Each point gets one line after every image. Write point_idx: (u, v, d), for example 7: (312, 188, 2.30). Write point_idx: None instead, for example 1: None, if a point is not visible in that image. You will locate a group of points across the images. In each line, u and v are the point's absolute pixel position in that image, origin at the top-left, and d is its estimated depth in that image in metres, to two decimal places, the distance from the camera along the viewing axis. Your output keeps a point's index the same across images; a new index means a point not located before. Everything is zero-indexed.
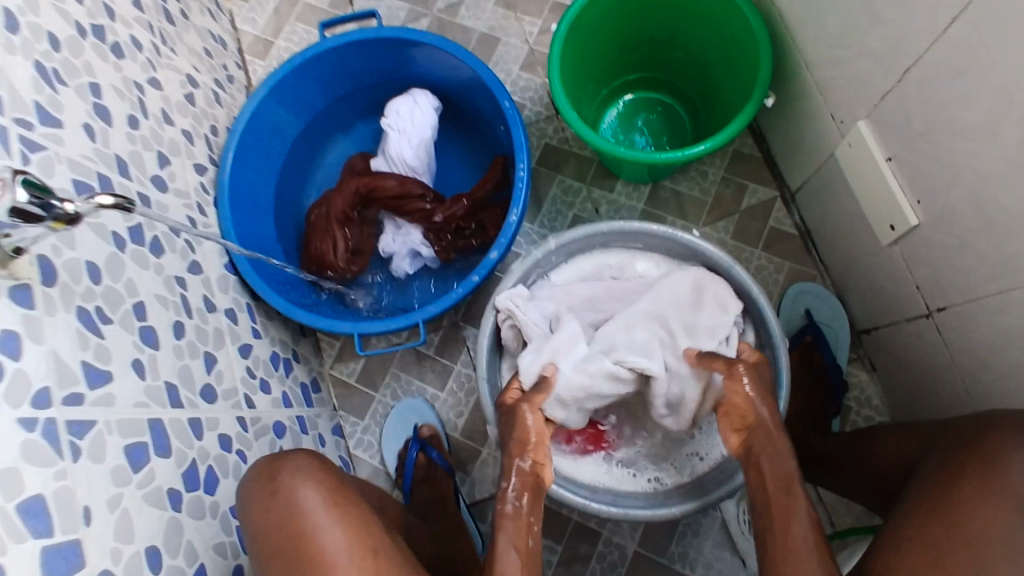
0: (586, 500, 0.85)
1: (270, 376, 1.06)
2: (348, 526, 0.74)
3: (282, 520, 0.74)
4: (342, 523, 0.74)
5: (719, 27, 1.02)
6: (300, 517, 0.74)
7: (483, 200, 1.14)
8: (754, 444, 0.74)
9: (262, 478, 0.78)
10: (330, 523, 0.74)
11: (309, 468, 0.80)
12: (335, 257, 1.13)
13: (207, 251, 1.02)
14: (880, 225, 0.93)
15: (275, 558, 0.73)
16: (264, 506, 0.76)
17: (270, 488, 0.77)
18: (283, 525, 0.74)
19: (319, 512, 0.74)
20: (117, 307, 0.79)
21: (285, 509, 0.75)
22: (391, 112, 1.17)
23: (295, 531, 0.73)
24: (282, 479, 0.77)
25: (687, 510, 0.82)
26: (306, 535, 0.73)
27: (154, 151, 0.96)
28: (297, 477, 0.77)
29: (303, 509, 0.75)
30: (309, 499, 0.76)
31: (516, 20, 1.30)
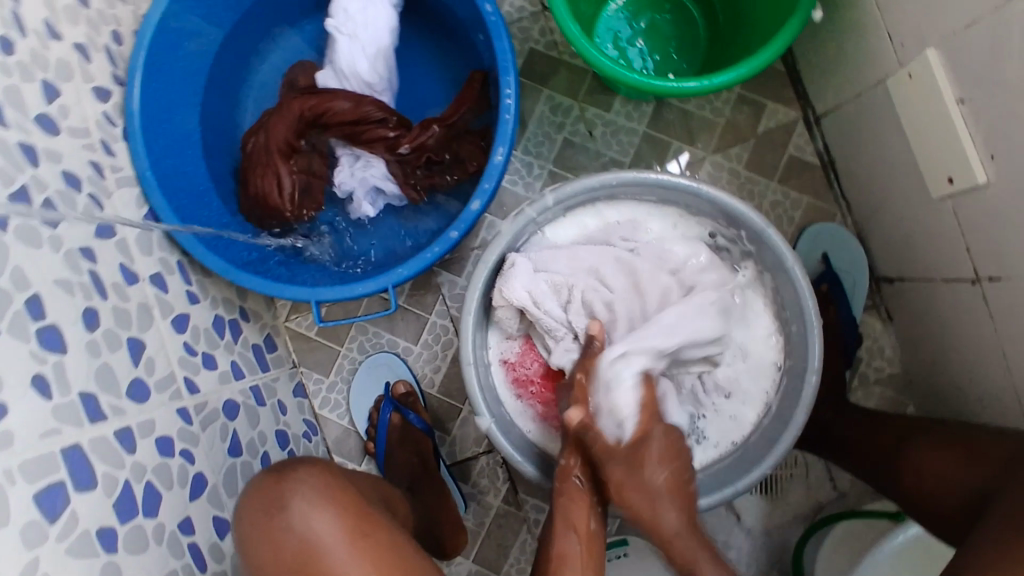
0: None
1: (215, 346, 0.90)
2: (375, 556, 0.63)
3: (297, 561, 0.62)
4: (367, 553, 0.63)
5: None
6: (317, 553, 0.62)
7: (458, 126, 0.95)
8: (623, 478, 0.67)
9: (265, 506, 0.64)
10: (351, 555, 0.62)
11: (321, 487, 0.65)
12: (281, 199, 0.93)
13: (119, 204, 0.82)
14: (934, 176, 0.79)
15: None
16: (268, 541, 0.63)
17: (279, 521, 0.63)
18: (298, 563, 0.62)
19: (339, 545, 0.62)
20: (6, 311, 0.61)
21: (297, 544, 0.62)
22: (338, 10, 0.93)
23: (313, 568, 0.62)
24: (291, 507, 0.63)
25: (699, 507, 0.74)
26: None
27: (36, 80, 0.73)
28: (308, 505, 0.63)
29: (324, 550, 0.62)
30: (325, 530, 0.63)
31: None
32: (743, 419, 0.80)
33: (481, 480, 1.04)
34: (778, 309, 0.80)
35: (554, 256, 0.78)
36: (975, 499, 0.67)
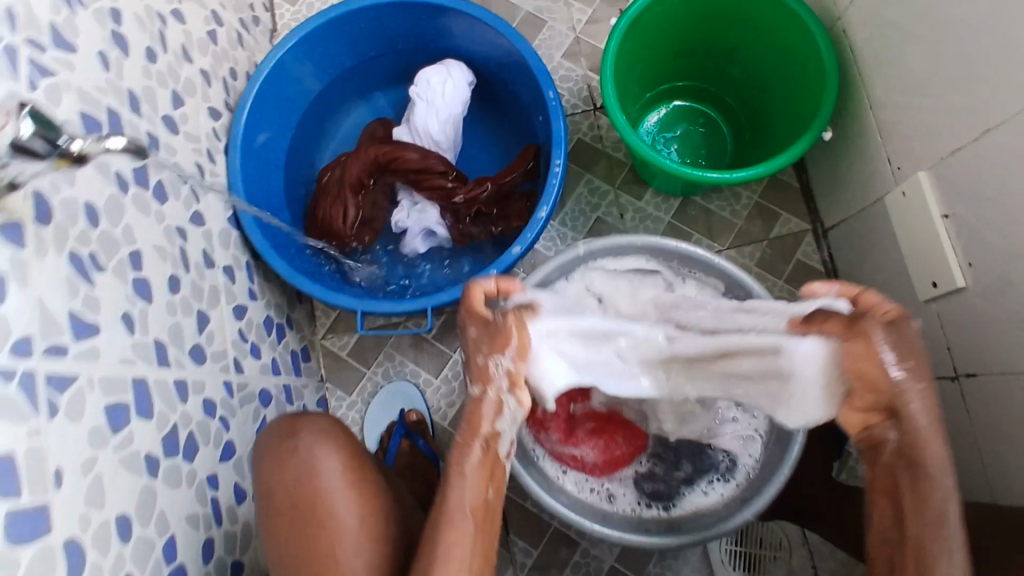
0: (585, 521, 0.85)
1: (262, 340, 1.01)
2: (362, 497, 0.65)
3: (299, 489, 0.65)
4: (359, 493, 0.65)
5: (790, 55, 0.97)
6: (319, 500, 0.64)
7: (509, 188, 1.07)
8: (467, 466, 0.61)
9: (279, 433, 0.69)
10: (348, 505, 0.64)
11: (330, 431, 0.69)
12: (343, 226, 1.06)
13: (212, 203, 0.94)
14: (921, 282, 0.90)
15: (287, 526, 0.64)
16: (277, 471, 0.66)
17: (287, 446, 0.67)
18: (297, 491, 0.65)
19: (338, 480, 0.65)
20: (113, 256, 0.72)
21: (296, 475, 0.65)
22: (420, 80, 1.09)
23: (312, 514, 0.64)
24: (301, 436, 0.67)
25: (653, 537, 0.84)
26: (318, 504, 0.64)
27: (168, 88, 0.89)
28: (317, 439, 0.67)
29: (322, 479, 0.65)
30: (329, 471, 0.65)
31: (565, 5, 1.24)
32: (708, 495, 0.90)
33: None
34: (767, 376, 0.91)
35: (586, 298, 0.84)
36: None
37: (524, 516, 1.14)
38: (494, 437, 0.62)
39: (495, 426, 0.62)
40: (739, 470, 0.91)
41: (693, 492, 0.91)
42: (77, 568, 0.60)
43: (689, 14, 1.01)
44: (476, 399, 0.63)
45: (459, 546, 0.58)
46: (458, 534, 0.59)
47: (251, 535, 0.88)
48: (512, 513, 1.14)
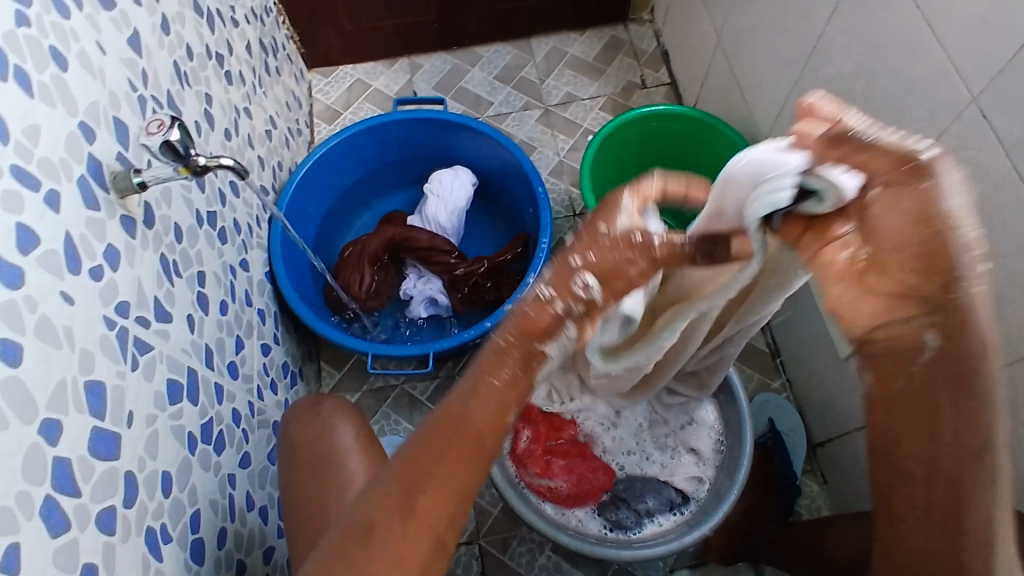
0: (559, 532, 0.96)
1: (279, 379, 1.13)
2: (366, 454, 0.78)
3: (319, 446, 0.79)
4: (364, 449, 0.79)
5: (728, 169, 1.23)
6: (330, 452, 0.78)
7: (503, 265, 1.27)
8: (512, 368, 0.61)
9: (305, 405, 0.84)
10: (354, 457, 0.78)
11: (346, 407, 0.84)
12: (359, 290, 1.24)
13: (255, 255, 1.13)
14: (841, 340, 1.08)
15: (304, 476, 0.78)
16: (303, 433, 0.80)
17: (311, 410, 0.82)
18: (315, 445, 0.79)
19: (349, 439, 0.79)
20: (187, 268, 0.89)
21: (318, 432, 0.80)
22: (434, 179, 1.34)
23: (322, 461, 0.77)
24: (325, 406, 0.83)
25: (619, 553, 0.94)
26: (328, 453, 0.78)
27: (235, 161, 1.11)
28: (337, 411, 0.82)
29: (337, 441, 0.79)
30: (340, 432, 0.79)
31: (552, 136, 1.53)
32: (659, 523, 1.04)
33: (457, 569, 1.18)
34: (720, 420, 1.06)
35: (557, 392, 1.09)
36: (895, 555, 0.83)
37: (502, 569, 1.18)
38: (538, 356, 0.63)
39: (543, 343, 0.62)
40: (691, 504, 1.04)
41: (653, 524, 1.03)
42: (131, 500, 0.68)
43: (646, 137, 1.28)
44: (536, 307, 0.61)
45: (449, 459, 0.58)
46: (457, 457, 0.59)
47: (256, 542, 0.94)
48: (491, 566, 1.18)
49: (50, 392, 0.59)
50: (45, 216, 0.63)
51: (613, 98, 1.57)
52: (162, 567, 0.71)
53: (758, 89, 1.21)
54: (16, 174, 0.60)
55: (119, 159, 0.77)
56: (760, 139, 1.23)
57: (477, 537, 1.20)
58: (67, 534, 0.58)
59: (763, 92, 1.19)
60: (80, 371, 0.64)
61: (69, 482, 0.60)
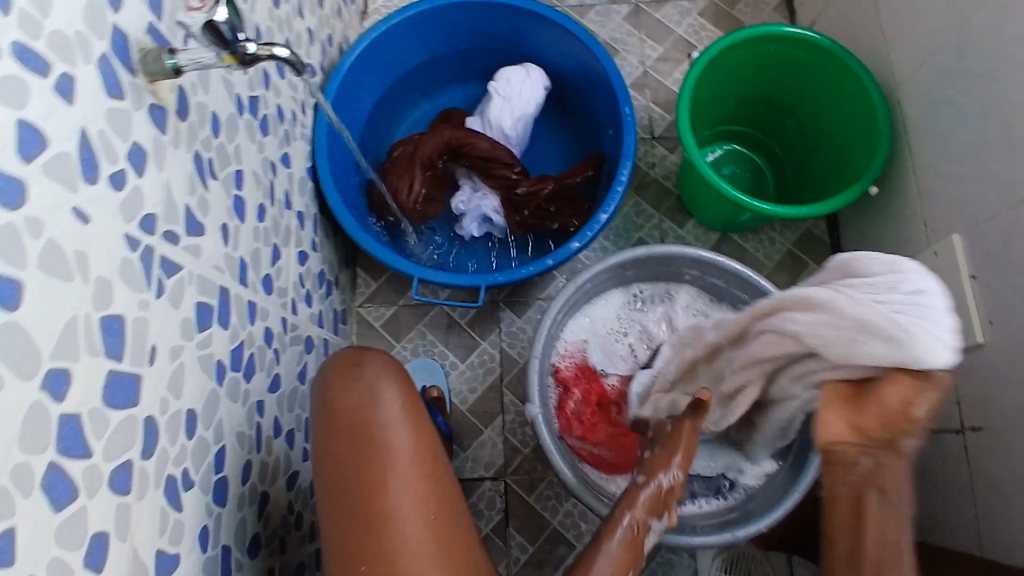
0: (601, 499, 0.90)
1: (315, 291, 1.03)
2: (416, 429, 0.67)
3: (359, 413, 0.66)
4: (413, 423, 0.67)
5: (848, 115, 1.06)
6: (374, 425, 0.65)
7: (570, 189, 1.13)
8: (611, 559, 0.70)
9: (343, 361, 0.70)
10: (402, 434, 0.66)
11: (393, 367, 0.71)
12: (407, 198, 1.11)
13: (298, 148, 0.99)
14: None
15: (340, 449, 0.65)
16: (340, 393, 0.68)
17: (353, 369, 0.69)
18: (354, 414, 0.66)
19: (394, 410, 0.67)
20: (224, 168, 0.76)
21: (361, 401, 0.67)
22: (502, 77, 1.16)
23: (363, 436, 0.65)
24: (366, 367, 0.69)
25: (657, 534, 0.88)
26: (373, 428, 0.65)
27: (284, 35, 0.94)
28: (381, 373, 0.69)
29: (381, 409, 0.66)
30: (389, 400, 0.67)
31: (639, 39, 1.33)
32: (699, 503, 0.98)
33: (480, 503, 1.14)
34: None
35: (611, 357, 1.01)
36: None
37: (527, 510, 1.14)
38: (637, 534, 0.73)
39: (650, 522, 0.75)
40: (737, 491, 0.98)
41: (692, 505, 0.98)
42: (150, 448, 0.60)
43: (757, 61, 1.10)
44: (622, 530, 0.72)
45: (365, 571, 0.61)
46: None
47: (280, 471, 0.88)
48: (514, 505, 1.14)
49: (57, 335, 0.49)
50: (57, 110, 0.50)
51: (716, 3, 1.35)
52: (182, 516, 0.65)
53: (903, 26, 1.01)
54: (19, 55, 0.47)
55: (151, 33, 0.62)
56: (892, 84, 1.05)
57: (504, 474, 1.15)
58: (73, 504, 0.50)
59: (911, 29, 1.00)
60: (96, 305, 0.54)
61: (78, 442, 0.51)
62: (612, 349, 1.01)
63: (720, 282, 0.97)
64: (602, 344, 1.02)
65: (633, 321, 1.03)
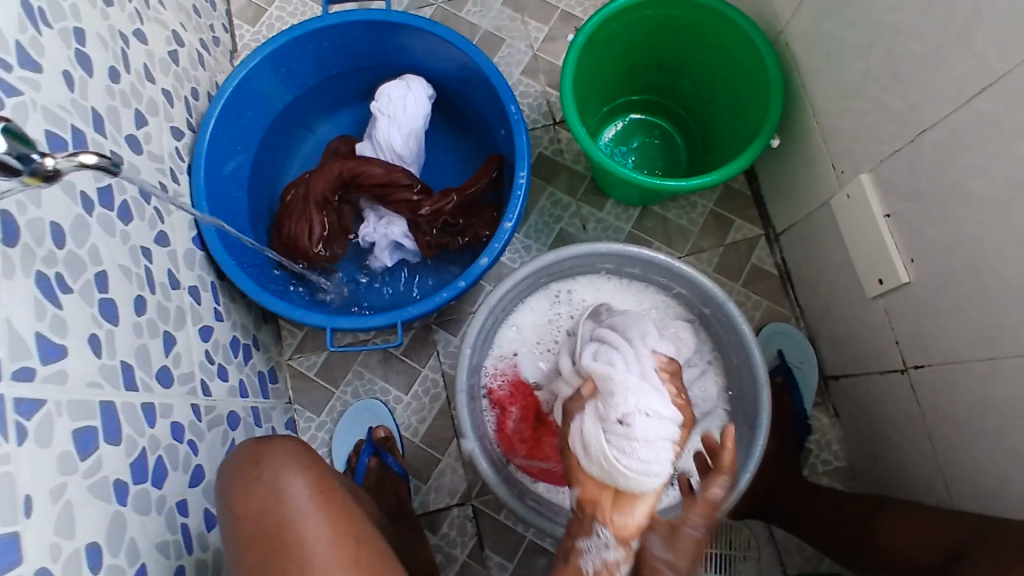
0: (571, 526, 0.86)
1: (229, 362, 0.99)
2: (332, 519, 0.65)
3: (267, 515, 0.65)
4: (329, 513, 0.66)
5: (739, 68, 1.02)
6: (286, 524, 0.64)
7: (474, 198, 1.09)
8: None
9: (245, 460, 0.68)
10: (318, 526, 0.64)
11: (295, 454, 0.69)
12: (309, 243, 1.06)
13: (176, 221, 0.93)
14: (868, 278, 0.94)
15: (257, 556, 0.64)
16: (243, 498, 0.66)
17: (253, 471, 0.67)
18: (263, 518, 0.65)
19: (306, 504, 0.65)
20: (79, 276, 0.71)
21: (268, 501, 0.65)
22: (382, 96, 1.10)
23: (276, 537, 0.64)
24: (267, 464, 0.67)
25: None
26: (286, 528, 0.64)
27: (132, 108, 0.88)
28: (281, 465, 0.67)
29: (289, 506, 0.65)
30: (296, 493, 0.66)
31: (522, 23, 1.27)
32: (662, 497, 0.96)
33: (451, 532, 1.11)
34: (728, 382, 0.96)
35: (543, 366, 0.98)
36: (949, 555, 0.74)
37: (499, 528, 1.11)
38: None
39: None
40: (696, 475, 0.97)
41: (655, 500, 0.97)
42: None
43: (639, 29, 1.05)
44: None
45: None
46: None
47: (222, 562, 0.84)
48: (486, 526, 1.12)
49: None
50: None
51: None
52: None
53: None
54: None
55: None
56: (777, 27, 1.01)
57: (469, 497, 1.12)
58: None
59: None
60: None
61: None
62: (541, 355, 0.98)
63: (639, 267, 0.94)
64: (532, 353, 0.99)
65: (558, 323, 1.00)
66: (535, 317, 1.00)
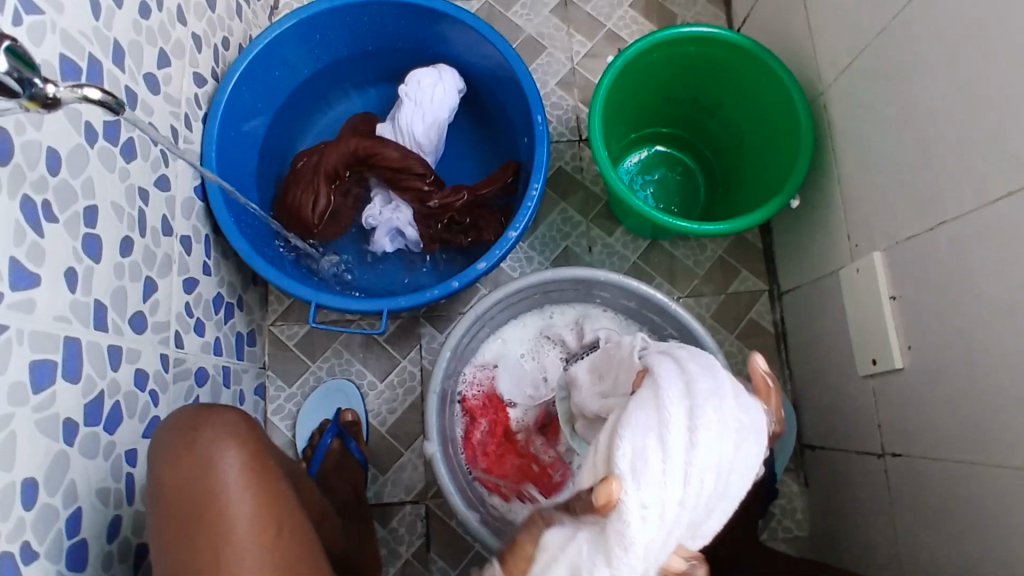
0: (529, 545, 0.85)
1: (208, 318, 0.97)
2: (260, 499, 0.63)
3: (193, 485, 0.62)
4: (255, 496, 0.63)
5: (772, 120, 1.00)
6: (211, 497, 0.62)
7: (485, 200, 1.08)
8: None
9: (181, 428, 0.66)
10: (244, 504, 0.62)
11: (235, 426, 0.67)
12: (312, 214, 1.05)
13: (181, 169, 0.92)
14: (863, 356, 0.92)
15: (177, 525, 0.62)
16: (172, 465, 0.63)
17: (187, 438, 0.64)
18: (188, 488, 0.62)
19: (235, 481, 0.63)
20: (67, 207, 0.70)
21: (195, 475, 0.62)
22: (412, 81, 1.09)
23: (199, 510, 0.61)
24: (202, 435, 0.65)
25: None
26: (212, 501, 0.62)
27: (156, 47, 0.86)
28: (217, 437, 0.65)
29: (217, 480, 0.62)
30: (227, 468, 0.63)
31: (566, 34, 1.26)
32: None
33: (400, 528, 1.10)
34: None
35: (521, 383, 0.97)
36: None
37: (448, 534, 1.10)
38: None
39: None
40: None
41: None
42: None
43: (679, 62, 1.03)
44: None
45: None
46: None
47: None
48: (436, 529, 1.11)
49: None
50: None
51: None
52: None
53: (828, 27, 0.95)
54: None
55: None
56: (818, 87, 0.99)
57: (424, 497, 1.11)
58: None
59: (835, 31, 0.94)
60: None
61: None
62: (520, 373, 0.98)
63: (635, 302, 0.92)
64: (511, 368, 0.98)
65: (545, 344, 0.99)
66: (523, 334, 0.99)
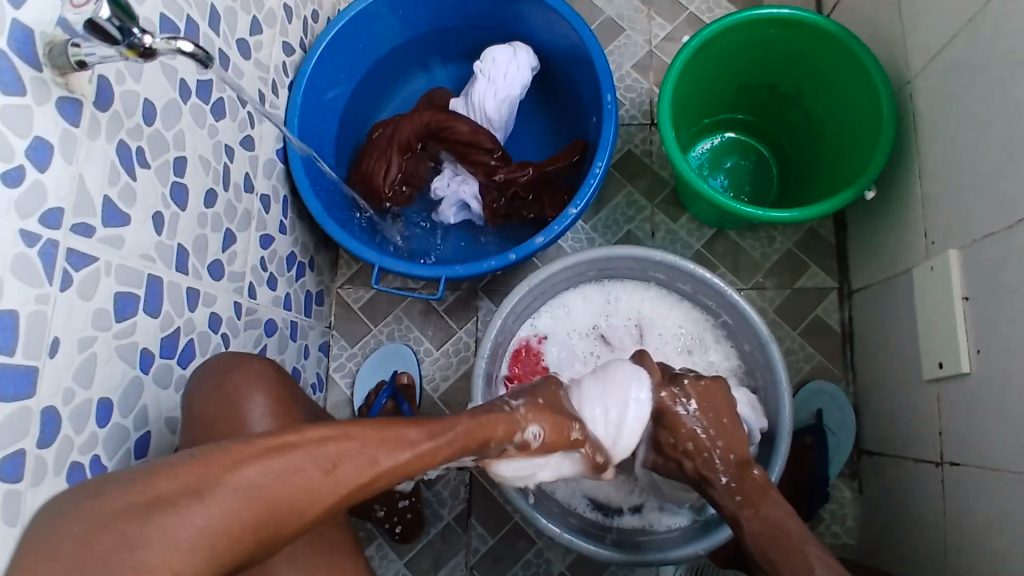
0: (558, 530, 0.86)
1: (281, 274, 1.04)
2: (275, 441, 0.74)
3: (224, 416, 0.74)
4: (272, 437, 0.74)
5: (854, 108, 0.96)
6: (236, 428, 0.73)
7: (550, 177, 1.09)
8: None
9: (219, 371, 0.78)
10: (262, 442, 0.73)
11: (266, 378, 0.79)
12: (383, 182, 1.09)
13: (265, 131, 0.98)
14: (929, 360, 0.88)
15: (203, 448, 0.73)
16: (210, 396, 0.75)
17: (227, 377, 0.77)
18: (219, 417, 0.74)
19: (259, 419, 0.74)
20: (159, 155, 0.76)
21: (228, 408, 0.74)
22: (487, 58, 1.11)
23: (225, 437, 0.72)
24: (237, 379, 0.77)
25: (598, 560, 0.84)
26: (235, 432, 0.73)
27: (249, 15, 0.92)
28: (251, 382, 0.77)
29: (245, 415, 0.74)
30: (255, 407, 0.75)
31: (647, 17, 1.25)
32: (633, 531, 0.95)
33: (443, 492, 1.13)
34: None
35: (571, 355, 0.98)
36: None
37: (489, 502, 1.12)
38: None
39: None
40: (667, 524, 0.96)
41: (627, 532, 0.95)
42: (49, 437, 0.61)
43: (759, 45, 1.01)
44: None
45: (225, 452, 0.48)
46: None
47: None
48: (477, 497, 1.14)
49: None
50: None
51: None
52: None
53: (921, 12, 0.90)
54: None
55: None
56: (906, 76, 0.94)
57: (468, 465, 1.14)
58: None
59: (928, 16, 0.89)
60: None
61: None
62: (571, 347, 0.99)
63: (695, 287, 0.92)
64: (562, 342, 0.99)
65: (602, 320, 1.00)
66: (581, 305, 1.00)
